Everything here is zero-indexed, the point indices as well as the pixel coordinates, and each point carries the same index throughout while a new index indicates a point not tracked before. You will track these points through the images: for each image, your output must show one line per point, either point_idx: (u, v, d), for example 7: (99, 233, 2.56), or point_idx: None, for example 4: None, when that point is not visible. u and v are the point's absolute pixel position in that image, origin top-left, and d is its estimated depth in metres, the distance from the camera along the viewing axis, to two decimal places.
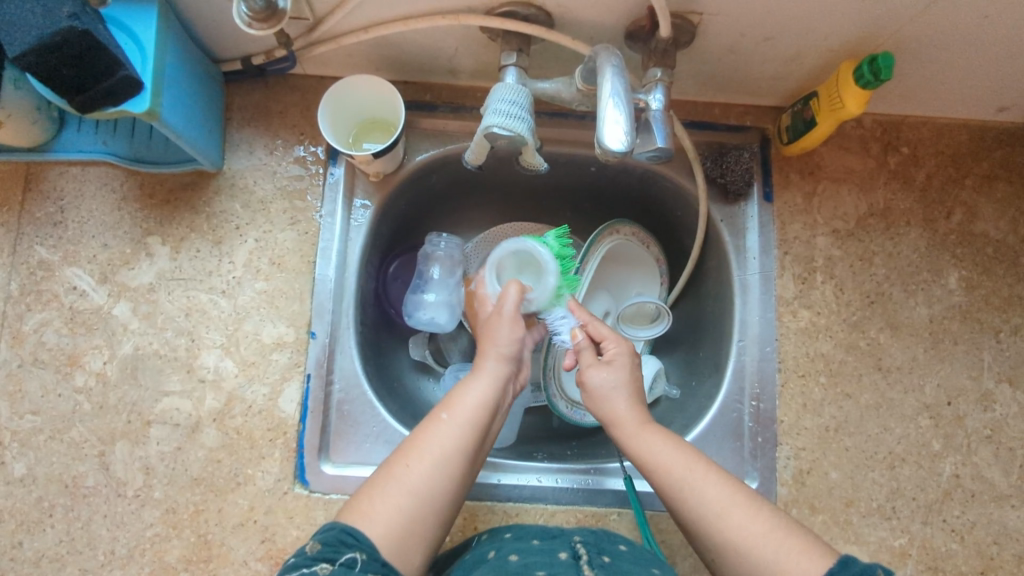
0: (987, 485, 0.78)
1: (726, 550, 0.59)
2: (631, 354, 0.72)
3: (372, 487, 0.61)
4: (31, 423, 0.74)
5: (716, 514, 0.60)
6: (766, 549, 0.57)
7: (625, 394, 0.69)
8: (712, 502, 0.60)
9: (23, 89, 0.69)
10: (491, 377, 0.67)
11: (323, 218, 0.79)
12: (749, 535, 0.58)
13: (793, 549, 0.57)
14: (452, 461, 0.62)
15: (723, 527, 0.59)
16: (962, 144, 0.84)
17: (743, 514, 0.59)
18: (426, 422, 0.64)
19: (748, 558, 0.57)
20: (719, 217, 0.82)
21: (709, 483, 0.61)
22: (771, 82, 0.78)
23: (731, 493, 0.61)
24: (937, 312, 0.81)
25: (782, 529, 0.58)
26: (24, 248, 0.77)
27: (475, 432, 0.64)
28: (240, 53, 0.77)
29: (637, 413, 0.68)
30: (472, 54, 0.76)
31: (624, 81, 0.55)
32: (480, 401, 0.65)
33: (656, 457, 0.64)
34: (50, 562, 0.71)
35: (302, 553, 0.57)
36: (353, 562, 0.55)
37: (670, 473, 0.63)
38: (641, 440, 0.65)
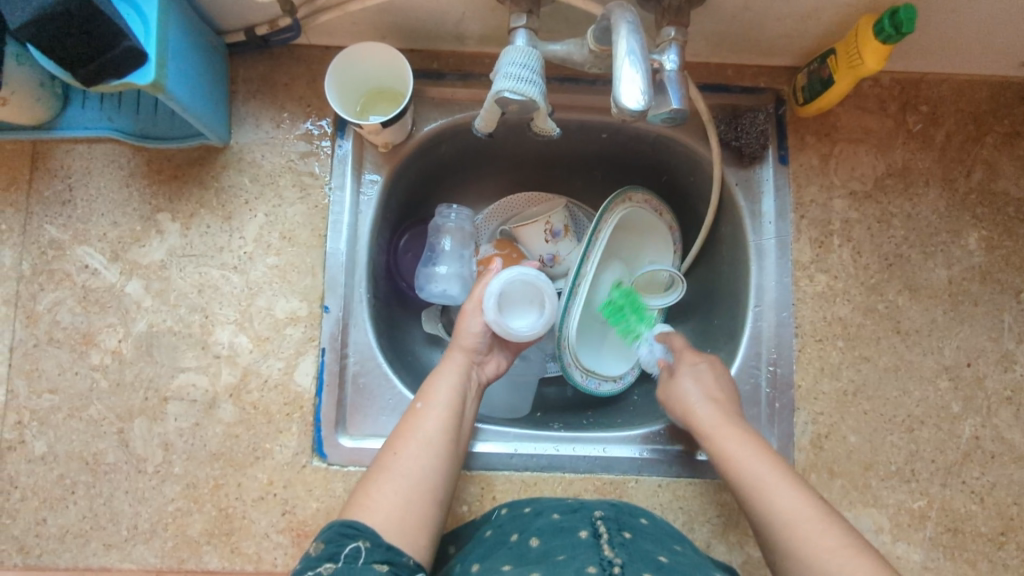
0: (1008, 446, 0.78)
1: (793, 560, 0.59)
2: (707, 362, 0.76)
3: (370, 480, 0.62)
4: (49, 401, 0.74)
5: (787, 523, 0.60)
6: (834, 558, 0.57)
7: (706, 400, 0.72)
8: (783, 510, 0.61)
9: (26, 64, 0.69)
10: (458, 366, 0.71)
11: (332, 192, 0.78)
12: (816, 546, 0.58)
13: (866, 569, 0.55)
14: (437, 445, 0.64)
15: (793, 536, 0.59)
16: (983, 101, 0.82)
17: (811, 525, 0.59)
18: (406, 415, 0.67)
19: (813, 565, 0.57)
20: (734, 181, 0.81)
21: (784, 492, 0.62)
22: (786, 40, 0.76)
23: (801, 502, 0.61)
24: (956, 273, 0.80)
25: (851, 546, 0.57)
26: (34, 228, 0.76)
27: (452, 417, 0.67)
28: (243, 24, 0.75)
29: (719, 416, 0.70)
30: (480, 18, 0.74)
31: (640, 39, 0.53)
32: (454, 388, 0.69)
33: (739, 466, 0.66)
34: (74, 537, 0.72)
35: (307, 555, 0.57)
36: (357, 552, 0.56)
37: (749, 479, 0.64)
38: (727, 447, 0.67)
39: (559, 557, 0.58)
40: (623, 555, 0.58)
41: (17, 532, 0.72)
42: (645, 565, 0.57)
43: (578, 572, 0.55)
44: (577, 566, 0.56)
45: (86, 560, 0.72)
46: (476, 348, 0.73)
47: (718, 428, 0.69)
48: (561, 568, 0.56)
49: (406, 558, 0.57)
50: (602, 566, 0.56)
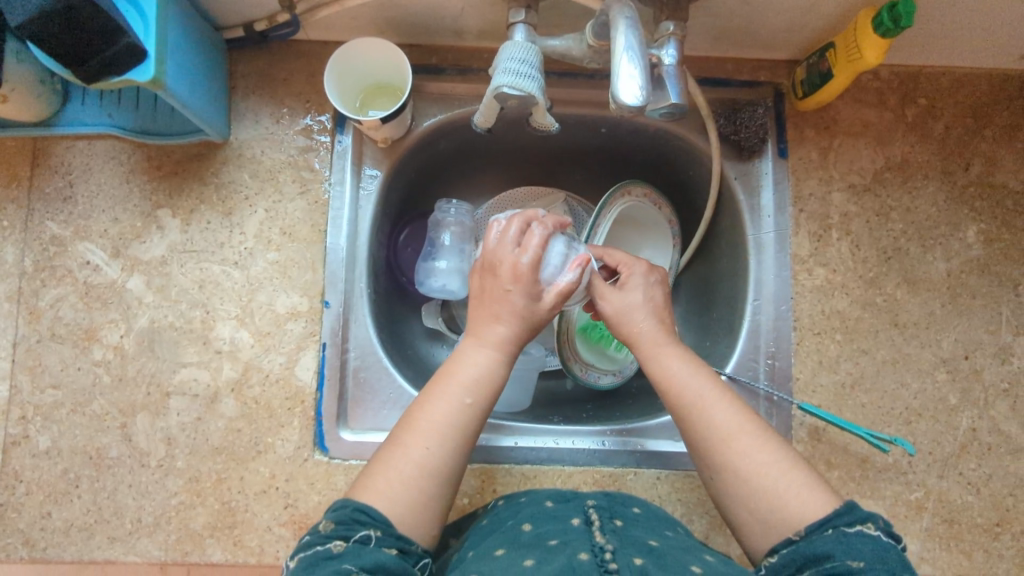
0: (1004, 438, 0.78)
1: (729, 471, 0.61)
2: (647, 273, 0.72)
3: (387, 466, 0.61)
4: (52, 397, 0.74)
5: (727, 438, 0.62)
6: (773, 477, 0.60)
7: (649, 313, 0.70)
8: (724, 428, 0.62)
9: (26, 62, 0.69)
10: (497, 339, 0.66)
11: (332, 187, 0.78)
12: (754, 463, 0.60)
13: (800, 484, 0.59)
14: (455, 433, 0.62)
15: (730, 451, 0.62)
16: (982, 94, 0.82)
17: (751, 442, 0.62)
18: (443, 399, 0.63)
19: (751, 482, 0.60)
20: (733, 175, 0.81)
21: (726, 411, 0.63)
22: (786, 34, 0.76)
23: (743, 420, 0.63)
24: (955, 266, 0.80)
25: (787, 462, 0.61)
26: (35, 224, 0.77)
27: (475, 402, 0.64)
28: (242, 19, 0.75)
29: (661, 333, 0.69)
30: (479, 13, 0.74)
31: (638, 34, 0.53)
32: (483, 369, 0.65)
33: (679, 379, 0.65)
34: (79, 531, 0.73)
35: (315, 531, 0.58)
36: (366, 539, 0.56)
37: (690, 395, 0.64)
38: (664, 358, 0.67)
39: (551, 541, 0.59)
40: (614, 540, 0.58)
41: (22, 525, 0.73)
42: (636, 550, 0.58)
43: (570, 557, 0.55)
44: (569, 552, 0.56)
45: (91, 553, 0.73)
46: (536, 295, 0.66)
47: (662, 343, 0.68)
48: (553, 553, 0.57)
49: (414, 546, 0.59)
50: (594, 552, 0.56)
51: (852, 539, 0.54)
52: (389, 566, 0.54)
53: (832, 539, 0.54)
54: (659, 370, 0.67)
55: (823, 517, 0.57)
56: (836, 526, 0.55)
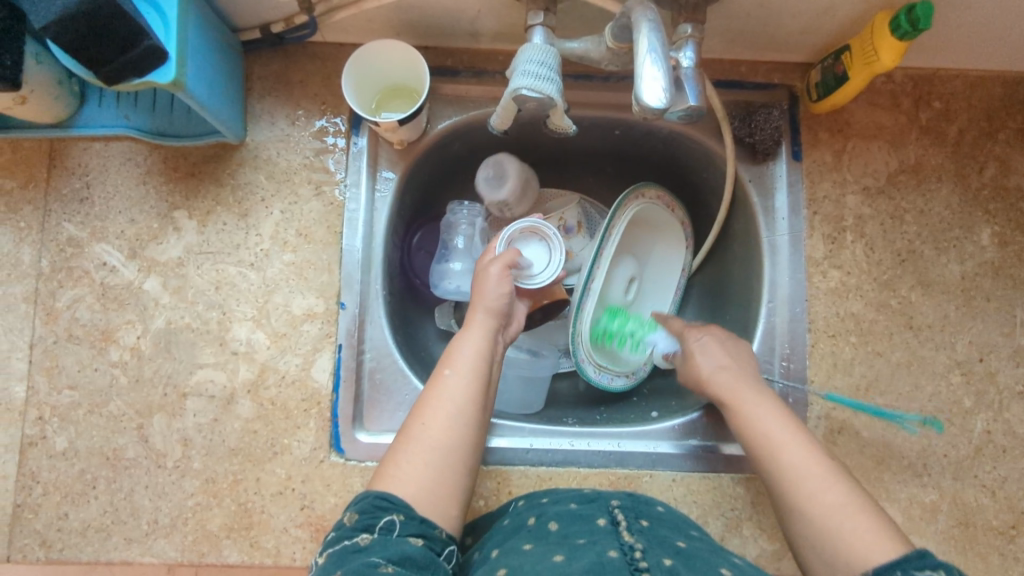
0: (1019, 440, 0.78)
1: (797, 511, 0.61)
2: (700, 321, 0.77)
3: (394, 450, 0.62)
4: (69, 397, 0.75)
5: (795, 481, 0.62)
6: (839, 520, 0.59)
7: (712, 360, 0.73)
8: (792, 473, 0.62)
9: (45, 63, 0.69)
10: (480, 330, 0.69)
11: (348, 189, 0.78)
12: (823, 505, 0.60)
13: (870, 528, 0.58)
14: (462, 414, 0.63)
15: (799, 495, 0.61)
16: (996, 97, 0.82)
17: (824, 484, 0.61)
18: (432, 380, 0.66)
19: (817, 525, 0.60)
20: (748, 177, 0.81)
21: (801, 454, 0.63)
22: (801, 37, 0.77)
23: (819, 464, 0.62)
24: (969, 269, 0.80)
25: (858, 505, 0.59)
26: (53, 225, 0.77)
27: (477, 386, 0.65)
28: (259, 21, 0.76)
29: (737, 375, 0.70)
30: (495, 16, 0.75)
31: (661, 37, 0.54)
32: (477, 355, 0.67)
33: (752, 425, 0.66)
34: (96, 532, 0.73)
35: (342, 525, 0.59)
36: (392, 525, 0.57)
37: (763, 438, 0.65)
38: (740, 401, 0.68)
39: (580, 540, 0.59)
40: (642, 540, 0.59)
41: (39, 526, 0.73)
42: (664, 550, 0.58)
43: (599, 554, 0.56)
44: (598, 550, 0.57)
45: (107, 554, 0.73)
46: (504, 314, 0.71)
47: (738, 388, 0.69)
48: (582, 551, 0.57)
49: (439, 531, 0.59)
50: (623, 550, 0.57)
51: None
52: (415, 558, 0.55)
53: None
54: (739, 418, 0.68)
55: (893, 559, 0.55)
56: (905, 569, 0.54)
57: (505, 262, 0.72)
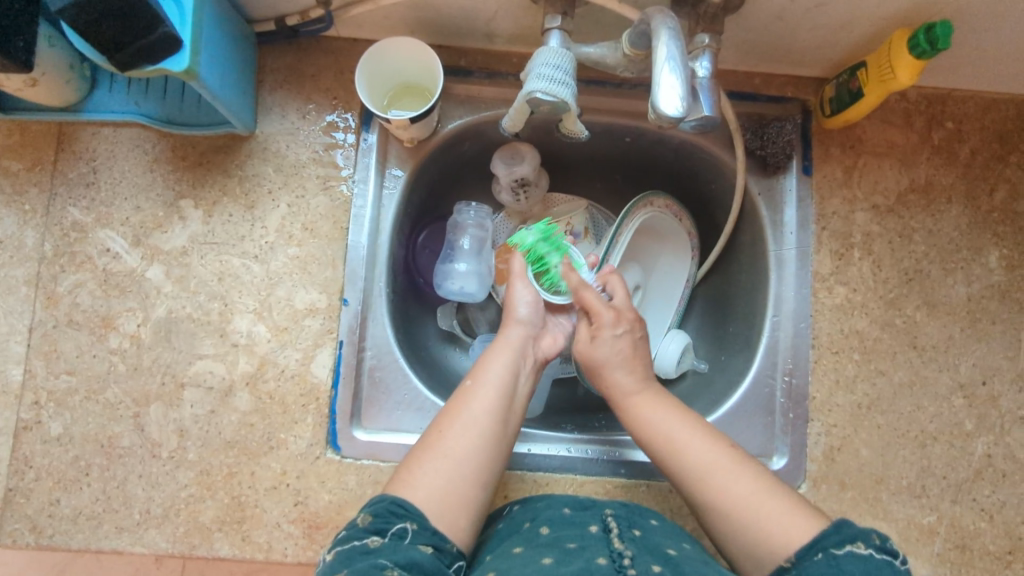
0: (1019, 465, 0.78)
1: (714, 510, 0.61)
2: (630, 324, 0.71)
3: (411, 456, 0.62)
4: (66, 382, 0.74)
5: (700, 478, 0.63)
6: (755, 508, 0.60)
7: (621, 365, 0.70)
8: (700, 468, 0.63)
9: (58, 47, 0.69)
10: (511, 345, 0.69)
11: (356, 184, 0.78)
12: (733, 498, 0.61)
13: (781, 510, 0.59)
14: (482, 424, 0.63)
15: (706, 489, 0.62)
16: (1009, 120, 0.82)
17: (729, 477, 0.62)
18: (455, 392, 0.67)
19: (729, 517, 0.61)
20: (757, 190, 0.81)
21: (702, 449, 0.64)
22: (816, 51, 0.76)
23: (720, 457, 0.63)
24: (975, 291, 0.80)
25: (765, 492, 0.61)
26: (57, 209, 0.77)
27: (500, 397, 0.65)
28: (274, 13, 0.75)
29: (634, 380, 0.69)
30: (512, 17, 0.74)
31: (680, 45, 0.54)
32: (506, 368, 0.67)
33: (656, 425, 0.66)
34: (87, 520, 0.72)
35: (353, 524, 0.58)
36: (404, 532, 0.57)
37: (665, 440, 0.65)
38: (634, 406, 0.68)
39: (569, 544, 0.59)
40: (632, 547, 0.59)
41: (30, 512, 0.72)
42: (654, 558, 0.58)
43: (588, 561, 0.56)
44: (586, 556, 0.57)
45: (97, 542, 0.72)
46: (532, 322, 0.72)
47: (630, 393, 0.69)
48: (570, 556, 0.57)
49: (450, 544, 0.58)
50: (612, 557, 0.57)
51: (841, 563, 0.55)
52: (422, 564, 0.54)
53: (823, 564, 0.55)
54: (637, 425, 0.67)
55: (809, 539, 0.57)
56: (825, 548, 0.56)
57: (522, 273, 0.73)
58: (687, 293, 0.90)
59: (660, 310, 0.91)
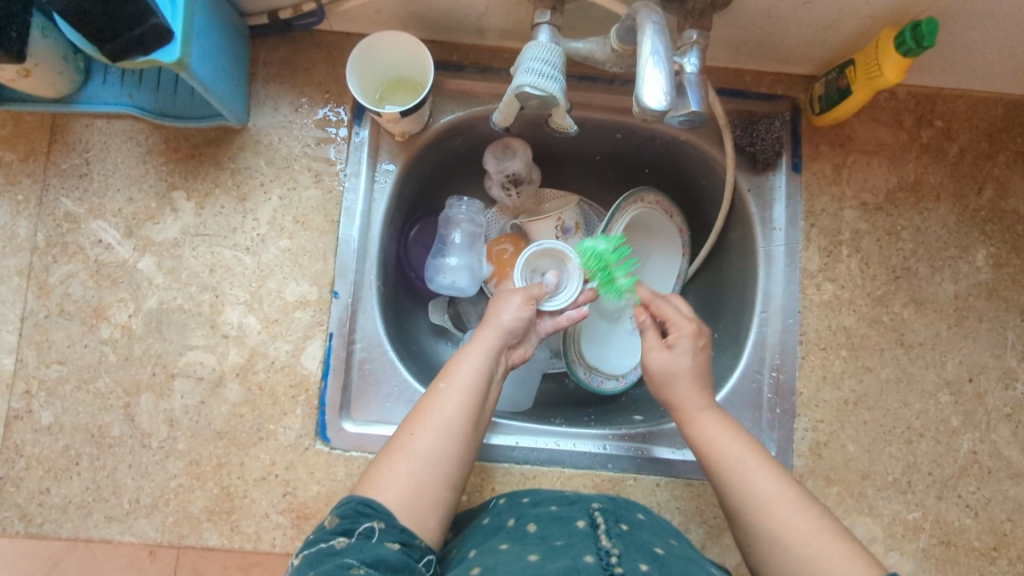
0: (1005, 462, 0.78)
1: (764, 540, 0.61)
2: (694, 336, 0.71)
3: (382, 457, 0.63)
4: (57, 372, 0.75)
5: (765, 508, 0.61)
6: (817, 549, 0.58)
7: (691, 376, 0.70)
8: (761, 497, 0.62)
9: (51, 38, 0.69)
10: (484, 348, 0.69)
11: (347, 178, 0.78)
12: (791, 531, 0.59)
13: (839, 555, 0.57)
14: (452, 427, 0.64)
15: (769, 520, 0.61)
16: (997, 120, 0.82)
17: (790, 512, 0.60)
18: (428, 392, 0.67)
19: (791, 552, 0.59)
20: (747, 187, 0.81)
21: (769, 482, 0.62)
22: (805, 49, 0.77)
23: (782, 489, 0.62)
24: (962, 289, 0.80)
25: (827, 531, 0.59)
26: (50, 200, 0.77)
27: (471, 399, 0.66)
28: (266, 7, 0.76)
29: (700, 397, 0.69)
30: (503, 13, 0.75)
31: (664, 40, 0.55)
32: (477, 370, 0.67)
33: (720, 443, 0.66)
34: (76, 508, 0.73)
35: (321, 528, 0.59)
36: (370, 531, 0.57)
37: (728, 461, 0.65)
38: (706, 423, 0.68)
39: (557, 541, 0.59)
40: (620, 544, 0.59)
41: (20, 500, 0.73)
42: (641, 556, 0.58)
43: (575, 558, 0.56)
44: (574, 553, 0.57)
45: (87, 531, 0.73)
46: (510, 332, 0.71)
47: (698, 409, 0.69)
48: (558, 553, 0.57)
49: (418, 540, 0.59)
50: (599, 555, 0.57)
51: None
52: (390, 561, 0.55)
53: None
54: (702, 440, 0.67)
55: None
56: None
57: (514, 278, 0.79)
58: (677, 289, 0.91)
59: None
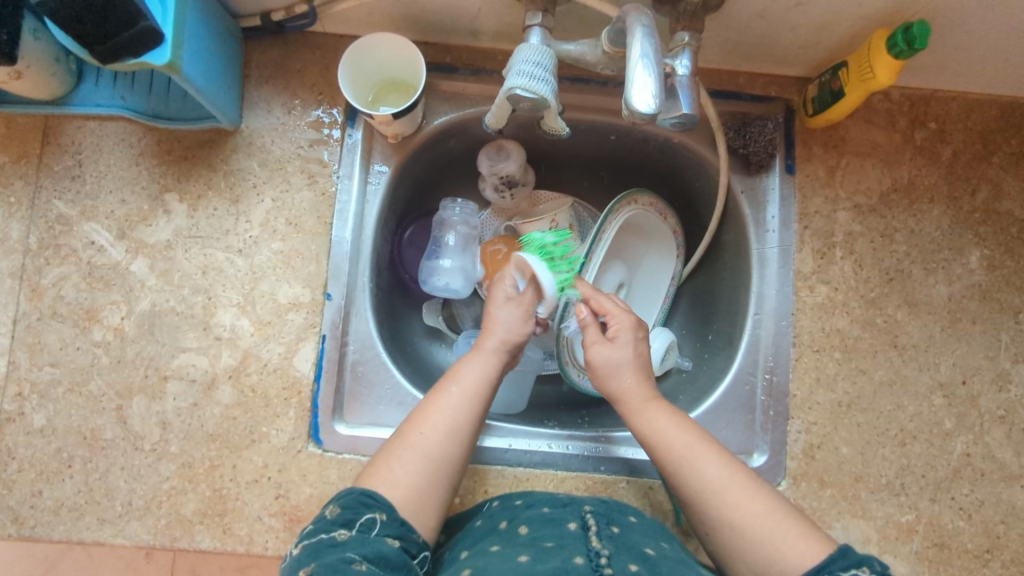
0: (998, 465, 0.78)
1: (721, 527, 0.61)
2: (633, 329, 0.72)
3: (388, 453, 0.63)
4: (50, 374, 0.74)
5: (714, 492, 0.62)
6: (769, 529, 0.59)
7: (631, 369, 0.71)
8: (712, 483, 0.62)
9: (42, 40, 0.69)
10: (491, 354, 0.70)
11: (340, 180, 0.78)
12: (745, 515, 0.60)
13: (793, 531, 0.59)
14: (460, 431, 0.65)
15: (721, 505, 0.62)
16: (991, 121, 0.82)
17: (743, 495, 0.61)
18: (434, 392, 0.67)
19: (743, 535, 0.60)
20: (740, 189, 0.81)
21: (719, 466, 0.63)
22: (798, 51, 0.77)
23: (731, 472, 0.63)
24: (956, 291, 0.80)
25: (780, 512, 0.61)
26: (43, 203, 0.77)
27: (478, 405, 0.67)
28: (259, 9, 0.76)
29: (644, 389, 0.70)
30: (495, 15, 0.75)
31: (654, 43, 0.54)
32: (484, 375, 0.68)
33: (667, 435, 0.66)
34: (68, 511, 0.73)
35: (320, 518, 0.59)
36: (372, 523, 0.58)
37: (677, 451, 0.65)
38: (651, 416, 0.68)
39: (547, 543, 0.59)
40: (610, 546, 0.59)
41: (12, 502, 0.73)
42: (631, 557, 0.58)
43: (565, 560, 0.56)
44: (564, 555, 0.57)
45: (79, 534, 0.72)
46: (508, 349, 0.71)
47: (645, 401, 0.69)
48: (548, 555, 0.57)
49: (416, 535, 0.60)
50: (589, 556, 0.57)
51: None
52: (390, 558, 0.55)
53: None
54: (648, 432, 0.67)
55: (820, 562, 0.57)
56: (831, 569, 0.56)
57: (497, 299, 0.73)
58: (671, 291, 0.91)
59: (644, 307, 0.91)
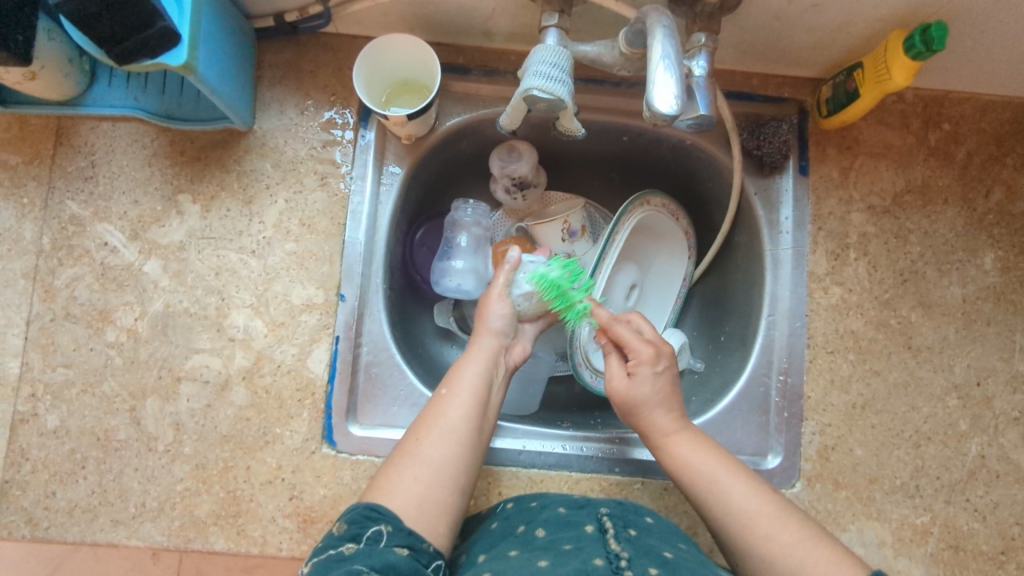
0: (1013, 467, 0.78)
1: (754, 559, 0.61)
2: (654, 361, 0.70)
3: (391, 464, 0.63)
4: (63, 376, 0.74)
5: (746, 526, 0.62)
6: (800, 558, 0.59)
7: (659, 404, 0.69)
8: (742, 514, 0.62)
9: (56, 40, 0.69)
10: (485, 355, 0.71)
11: (354, 181, 0.78)
12: (775, 545, 0.60)
13: (825, 559, 0.59)
14: (458, 432, 0.65)
15: (753, 537, 0.61)
16: (1005, 122, 0.82)
17: (773, 525, 0.61)
18: (431, 400, 0.68)
19: (775, 567, 0.60)
20: (754, 190, 0.81)
21: (748, 496, 0.63)
22: (813, 52, 0.77)
23: (761, 502, 0.63)
24: (970, 292, 0.80)
25: (813, 540, 0.60)
26: (56, 204, 0.77)
27: (475, 406, 0.67)
28: (272, 10, 0.76)
29: (674, 421, 0.69)
30: (509, 16, 0.75)
31: (675, 44, 0.54)
32: (479, 375, 0.69)
33: (695, 465, 0.66)
34: (82, 512, 0.73)
35: (330, 535, 0.59)
36: (379, 535, 0.57)
37: (704, 482, 0.65)
38: (674, 448, 0.68)
39: (565, 546, 0.59)
40: (628, 548, 0.59)
41: (26, 504, 0.72)
42: (650, 559, 0.58)
43: (585, 561, 0.56)
44: (584, 556, 0.57)
45: (93, 535, 0.72)
46: (504, 334, 0.73)
47: (671, 434, 0.68)
48: (567, 557, 0.57)
49: (426, 544, 0.59)
50: (608, 558, 0.57)
51: None
52: (399, 565, 0.54)
53: None
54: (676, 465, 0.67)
55: None
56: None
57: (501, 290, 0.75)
58: (683, 292, 0.91)
59: (656, 309, 0.91)
